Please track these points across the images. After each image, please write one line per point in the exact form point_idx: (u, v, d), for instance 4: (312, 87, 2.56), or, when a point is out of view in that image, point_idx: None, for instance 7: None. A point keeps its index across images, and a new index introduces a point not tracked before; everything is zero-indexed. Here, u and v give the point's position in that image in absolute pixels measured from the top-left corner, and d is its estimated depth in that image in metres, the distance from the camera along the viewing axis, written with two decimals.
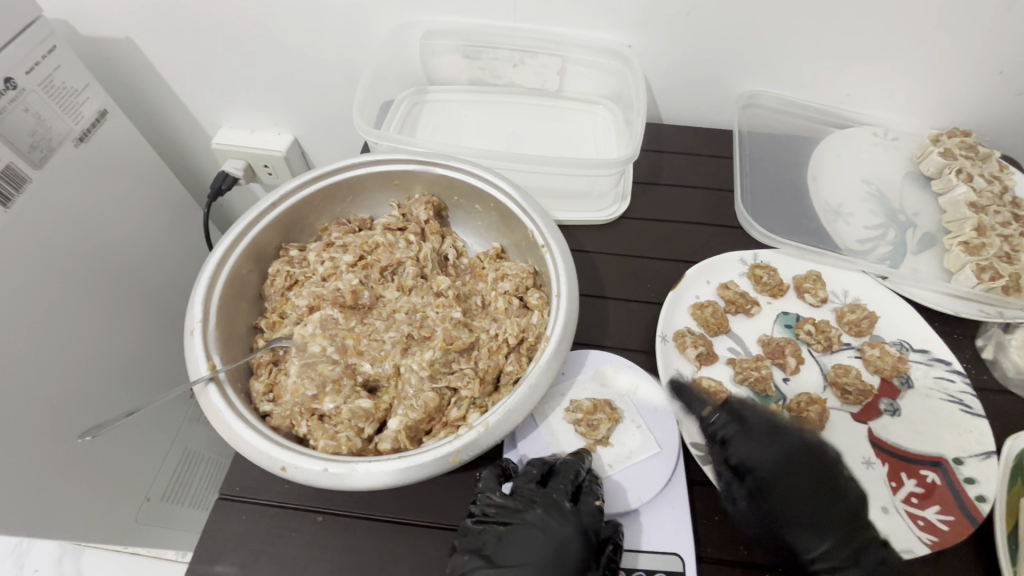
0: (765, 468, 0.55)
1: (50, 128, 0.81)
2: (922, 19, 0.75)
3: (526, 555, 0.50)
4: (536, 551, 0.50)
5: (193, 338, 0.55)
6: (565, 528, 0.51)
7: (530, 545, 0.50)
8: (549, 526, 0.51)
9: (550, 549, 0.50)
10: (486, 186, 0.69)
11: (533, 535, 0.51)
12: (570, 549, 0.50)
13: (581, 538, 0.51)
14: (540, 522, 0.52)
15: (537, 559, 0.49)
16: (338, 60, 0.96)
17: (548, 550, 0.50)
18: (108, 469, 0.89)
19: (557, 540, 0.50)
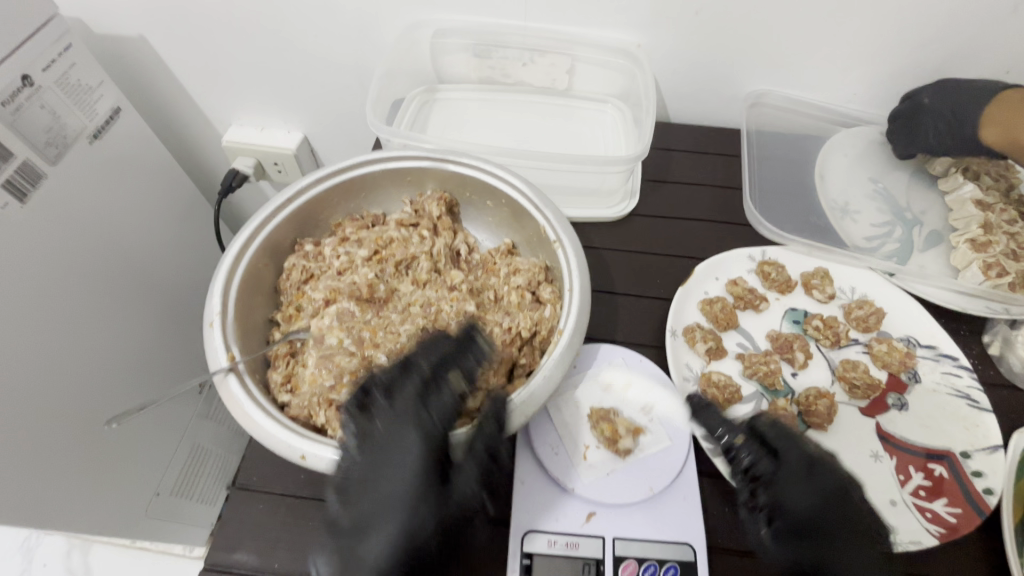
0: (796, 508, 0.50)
1: (65, 125, 0.82)
2: (928, 20, 0.76)
3: (378, 468, 0.48)
4: (386, 462, 0.48)
5: (212, 329, 0.56)
6: (409, 432, 0.49)
7: (379, 461, 0.48)
8: (393, 433, 0.49)
9: (398, 455, 0.48)
10: (498, 182, 0.70)
11: (380, 460, 0.48)
12: (416, 447, 0.49)
13: (427, 435, 0.49)
14: (389, 442, 0.49)
15: (389, 469, 0.48)
16: (349, 61, 0.97)
17: (398, 456, 0.48)
18: (120, 462, 0.90)
19: (406, 456, 0.48)
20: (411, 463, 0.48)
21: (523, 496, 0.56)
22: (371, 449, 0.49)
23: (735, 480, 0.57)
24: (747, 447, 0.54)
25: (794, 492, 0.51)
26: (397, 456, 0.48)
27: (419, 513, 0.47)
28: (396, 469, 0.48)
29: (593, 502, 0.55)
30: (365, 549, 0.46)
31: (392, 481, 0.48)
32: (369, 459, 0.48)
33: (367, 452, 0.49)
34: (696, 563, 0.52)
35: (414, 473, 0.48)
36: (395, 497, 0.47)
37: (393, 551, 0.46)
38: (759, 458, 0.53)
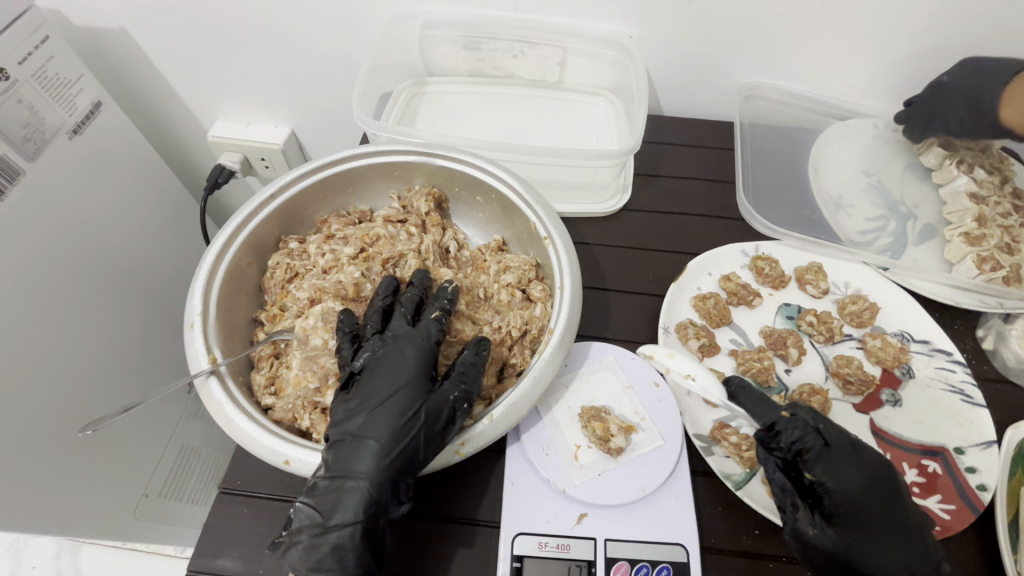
0: (844, 494, 0.51)
1: (43, 120, 0.80)
2: (924, 10, 0.75)
3: (380, 374, 0.52)
4: (382, 369, 0.52)
5: (193, 331, 0.55)
6: (404, 347, 0.54)
7: (375, 371, 0.53)
8: (387, 349, 0.54)
9: (394, 364, 0.53)
10: (488, 178, 0.69)
11: (377, 377, 0.52)
12: (409, 358, 0.53)
13: (420, 350, 0.54)
14: (386, 361, 0.53)
15: (383, 374, 0.52)
16: (336, 54, 0.95)
17: (392, 364, 0.53)
18: (108, 464, 0.89)
19: (397, 373, 0.52)
20: (403, 381, 0.52)
21: (514, 498, 0.55)
22: (371, 367, 0.53)
23: (733, 477, 0.57)
24: (792, 428, 0.54)
25: (842, 474, 0.52)
26: (392, 372, 0.52)
27: (405, 425, 0.49)
28: (392, 372, 0.52)
29: (584, 503, 0.55)
30: (358, 450, 0.49)
31: (388, 381, 0.52)
32: (369, 375, 0.52)
33: (369, 369, 0.53)
34: (689, 565, 0.52)
35: (405, 389, 0.51)
36: (385, 406, 0.50)
37: (382, 452, 0.48)
38: (806, 434, 0.53)
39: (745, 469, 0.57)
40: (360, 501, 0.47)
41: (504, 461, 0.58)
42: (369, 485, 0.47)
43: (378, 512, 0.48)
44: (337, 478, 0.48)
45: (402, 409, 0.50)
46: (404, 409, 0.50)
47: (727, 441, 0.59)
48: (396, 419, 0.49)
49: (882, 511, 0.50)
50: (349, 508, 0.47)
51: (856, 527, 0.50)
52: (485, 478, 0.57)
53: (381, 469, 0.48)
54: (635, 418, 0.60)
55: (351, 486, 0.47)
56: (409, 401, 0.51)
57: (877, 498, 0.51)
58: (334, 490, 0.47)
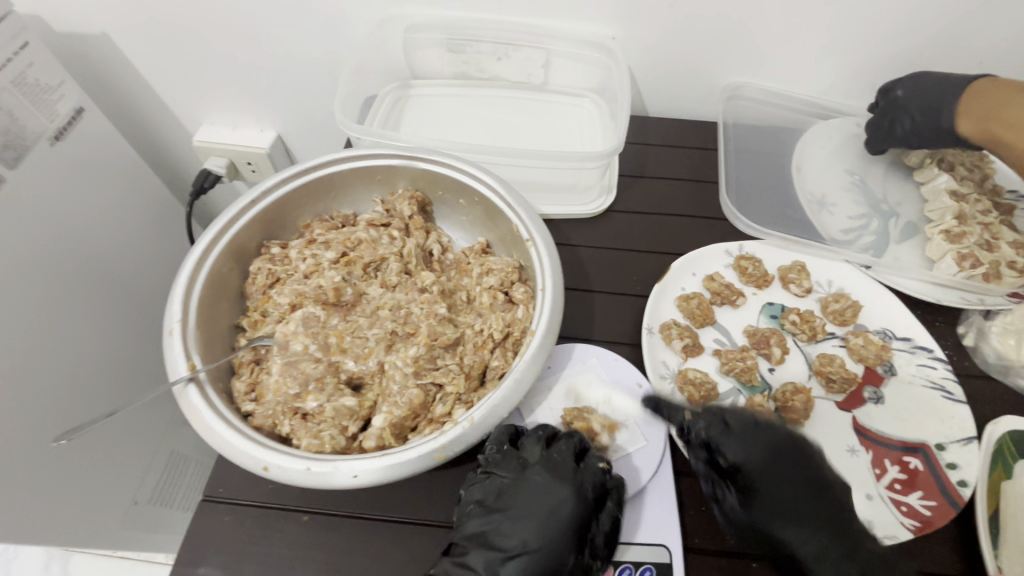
0: (753, 468, 0.53)
1: (24, 126, 0.79)
2: (903, 10, 0.75)
3: (519, 521, 0.49)
4: (528, 514, 0.50)
5: (172, 338, 0.54)
6: (560, 489, 0.50)
7: (517, 510, 0.50)
8: (550, 485, 0.51)
9: (546, 506, 0.50)
10: (470, 181, 0.69)
11: (540, 509, 0.50)
12: (564, 509, 0.50)
13: (576, 500, 0.50)
14: (524, 508, 0.50)
15: (546, 521, 0.49)
16: (321, 58, 0.95)
17: (536, 510, 0.50)
18: (95, 473, 0.88)
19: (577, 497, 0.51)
20: (548, 539, 0.48)
21: None
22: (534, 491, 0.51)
23: None
24: (697, 425, 0.56)
25: (749, 446, 0.54)
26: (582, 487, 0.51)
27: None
28: (537, 522, 0.49)
29: None
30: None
31: (529, 528, 0.49)
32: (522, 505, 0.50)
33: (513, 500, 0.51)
34: (672, 565, 0.52)
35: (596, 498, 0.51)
36: (542, 561, 0.47)
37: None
38: (709, 423, 0.55)
39: None
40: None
41: None
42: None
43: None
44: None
45: (551, 570, 0.47)
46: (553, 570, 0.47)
47: None
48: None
49: (799, 479, 0.52)
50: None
51: (775, 496, 0.52)
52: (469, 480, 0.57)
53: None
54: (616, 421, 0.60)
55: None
56: (555, 555, 0.48)
57: (786, 462, 0.53)
58: None
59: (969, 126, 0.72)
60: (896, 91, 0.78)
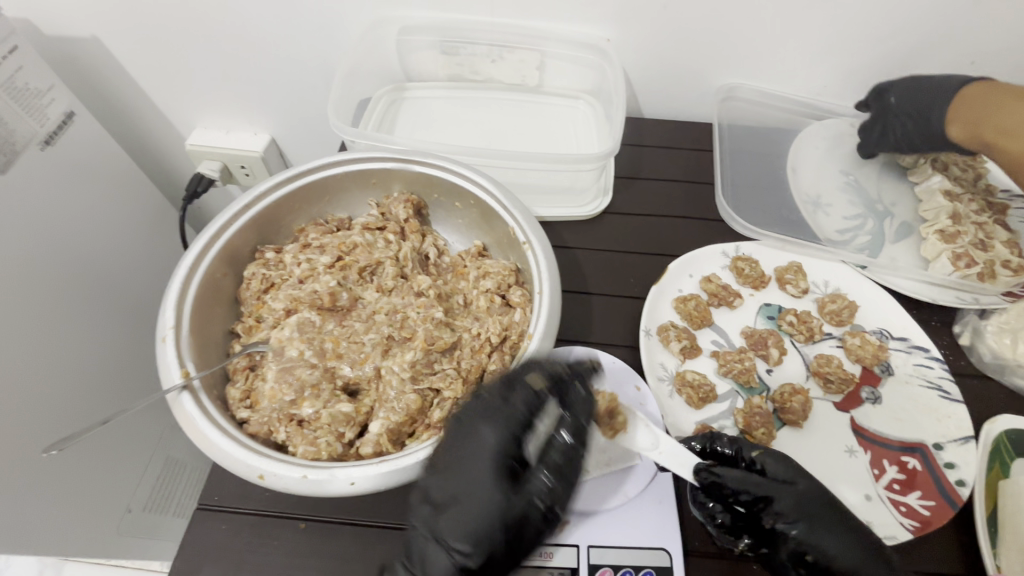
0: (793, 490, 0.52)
1: (14, 131, 0.78)
2: (895, 12, 0.76)
3: (455, 453, 0.50)
4: (462, 447, 0.50)
5: (165, 345, 0.54)
6: (485, 421, 0.50)
7: (455, 443, 0.50)
8: (478, 417, 0.51)
9: (475, 438, 0.50)
10: (465, 183, 0.69)
11: (462, 459, 0.49)
12: (489, 441, 0.49)
13: (500, 431, 0.50)
14: (461, 443, 0.50)
15: (478, 456, 0.49)
16: (315, 60, 0.95)
17: (471, 442, 0.50)
18: (89, 482, 0.87)
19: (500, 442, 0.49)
20: (481, 469, 0.48)
21: None
22: (461, 441, 0.50)
23: None
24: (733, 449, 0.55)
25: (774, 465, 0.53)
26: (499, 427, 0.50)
27: (480, 515, 0.47)
28: (470, 454, 0.49)
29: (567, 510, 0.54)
30: (449, 523, 0.48)
31: (465, 462, 0.49)
32: (451, 456, 0.49)
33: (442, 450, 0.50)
34: (672, 568, 0.52)
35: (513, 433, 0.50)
36: (466, 493, 0.48)
37: (480, 525, 0.47)
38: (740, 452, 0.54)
39: None
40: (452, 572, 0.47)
41: None
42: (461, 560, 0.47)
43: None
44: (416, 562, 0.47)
45: (474, 501, 0.48)
46: (477, 501, 0.48)
47: None
48: (466, 511, 0.48)
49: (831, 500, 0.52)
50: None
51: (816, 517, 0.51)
52: None
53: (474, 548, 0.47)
54: None
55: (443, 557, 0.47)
56: (484, 487, 0.48)
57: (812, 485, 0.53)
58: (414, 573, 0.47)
59: (957, 131, 0.74)
60: (888, 95, 0.79)
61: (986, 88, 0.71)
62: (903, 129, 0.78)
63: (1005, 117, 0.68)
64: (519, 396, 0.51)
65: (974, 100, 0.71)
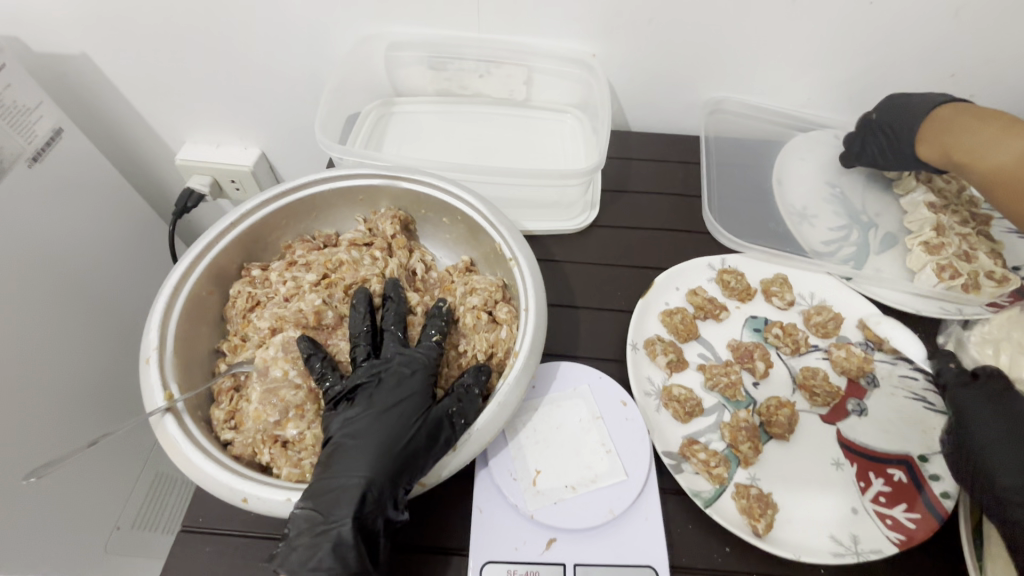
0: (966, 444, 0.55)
1: (1, 148, 0.78)
2: (874, 26, 0.77)
3: (383, 387, 0.55)
4: (386, 382, 0.56)
5: (148, 366, 0.53)
6: (407, 361, 0.57)
7: (381, 380, 0.56)
8: (403, 357, 0.58)
9: (400, 371, 0.56)
10: (451, 199, 0.69)
11: (377, 395, 0.55)
12: (410, 375, 0.56)
13: (423, 369, 0.57)
14: (386, 379, 0.56)
15: (401, 387, 0.55)
16: (303, 74, 0.95)
17: (393, 377, 0.56)
18: (75, 500, 0.86)
19: (408, 381, 0.56)
20: (408, 395, 0.54)
21: (482, 525, 0.54)
22: (376, 387, 0.55)
23: (702, 494, 0.57)
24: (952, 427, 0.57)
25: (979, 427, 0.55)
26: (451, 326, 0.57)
27: (404, 431, 0.52)
28: (395, 386, 0.55)
29: (553, 528, 0.54)
30: (355, 455, 0.50)
31: (392, 392, 0.55)
32: (368, 399, 0.55)
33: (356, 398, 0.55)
34: None
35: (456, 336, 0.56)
36: (390, 416, 0.53)
37: (401, 434, 0.51)
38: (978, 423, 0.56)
39: (713, 486, 0.58)
40: (355, 500, 0.47)
41: (472, 486, 0.57)
42: (365, 487, 0.48)
43: (371, 515, 0.48)
44: (321, 500, 0.47)
45: (400, 418, 0.52)
46: (403, 418, 0.53)
47: (697, 457, 0.59)
48: (392, 429, 0.52)
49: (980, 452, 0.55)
50: (346, 508, 0.47)
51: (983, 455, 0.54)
52: (454, 505, 0.56)
53: (380, 471, 0.49)
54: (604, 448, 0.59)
55: (349, 485, 0.48)
56: (409, 407, 0.53)
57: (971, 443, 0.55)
58: (330, 492, 0.48)
59: (927, 152, 0.74)
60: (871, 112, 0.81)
61: (960, 107, 0.71)
62: (879, 145, 0.79)
63: (967, 136, 0.68)
64: (429, 335, 0.61)
65: (941, 121, 0.71)
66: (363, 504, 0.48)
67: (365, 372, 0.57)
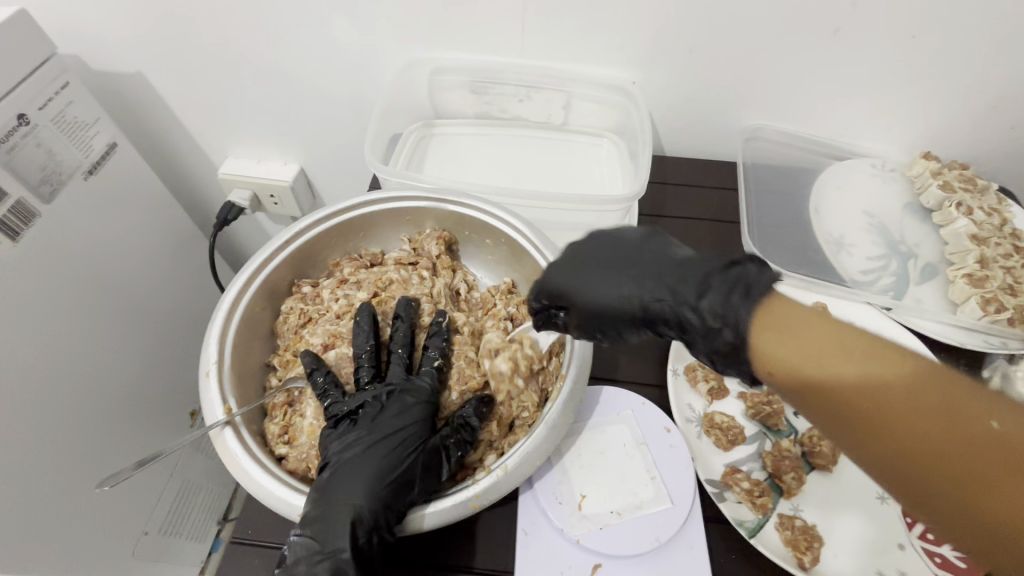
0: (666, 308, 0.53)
1: (60, 162, 0.82)
2: (912, 58, 0.78)
3: (386, 413, 0.56)
4: (387, 408, 0.56)
5: (208, 380, 0.55)
6: (410, 388, 0.58)
7: (383, 405, 0.57)
8: (408, 384, 0.59)
9: (399, 398, 0.57)
10: (497, 223, 0.71)
11: (377, 423, 0.55)
12: (410, 400, 0.57)
13: (423, 392, 0.58)
14: (390, 402, 0.57)
15: (401, 414, 0.56)
16: (346, 95, 0.98)
17: (395, 404, 0.57)
18: (113, 505, 0.88)
19: (410, 410, 0.56)
20: (407, 423, 0.55)
21: (528, 548, 0.55)
22: (378, 412, 0.56)
23: (746, 524, 0.56)
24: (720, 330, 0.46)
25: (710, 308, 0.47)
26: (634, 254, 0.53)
27: (398, 461, 0.53)
28: (395, 412, 0.56)
29: (598, 553, 0.54)
30: (351, 482, 0.51)
31: (392, 418, 0.55)
32: (369, 423, 0.55)
33: (356, 417, 0.56)
34: None
35: (663, 262, 0.51)
36: (386, 445, 0.54)
37: (395, 465, 0.52)
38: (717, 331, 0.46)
39: (758, 516, 0.57)
40: (346, 528, 0.48)
41: (517, 509, 0.58)
42: (357, 514, 0.49)
43: (363, 541, 0.49)
44: (317, 526, 0.48)
45: (396, 448, 0.54)
46: (399, 448, 0.54)
47: (740, 486, 0.59)
48: (388, 459, 0.53)
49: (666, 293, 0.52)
50: (338, 535, 0.48)
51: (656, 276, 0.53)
52: (497, 527, 0.56)
53: (373, 498, 0.50)
54: (648, 476, 0.59)
55: (342, 511, 0.49)
56: (405, 436, 0.54)
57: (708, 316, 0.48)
58: (325, 518, 0.49)
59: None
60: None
61: None
62: None
63: None
64: (431, 359, 0.61)
65: None
66: (355, 533, 0.48)
67: (368, 393, 0.58)
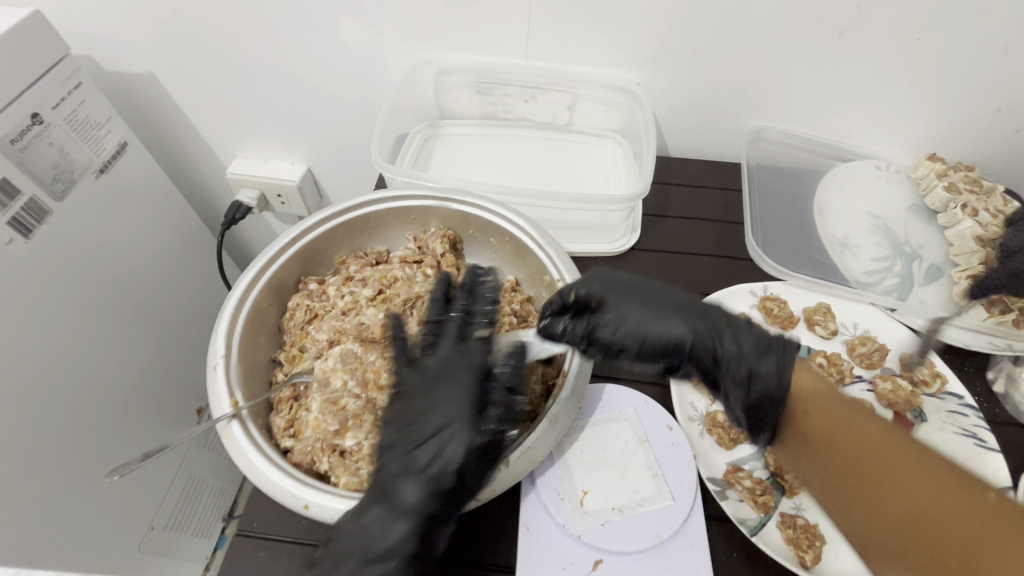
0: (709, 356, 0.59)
1: (73, 160, 0.83)
2: (917, 60, 0.78)
3: (433, 399, 0.53)
4: (434, 395, 0.54)
5: (215, 373, 0.56)
6: (462, 368, 0.55)
7: (429, 391, 0.54)
8: (454, 361, 0.55)
9: (445, 381, 0.54)
10: (501, 221, 0.71)
11: (425, 412, 0.53)
12: (461, 380, 0.54)
13: (473, 371, 0.54)
14: (438, 387, 0.54)
15: (457, 401, 0.53)
16: (353, 95, 0.99)
17: (442, 389, 0.54)
18: (120, 499, 0.89)
19: (459, 387, 0.54)
20: (457, 411, 0.52)
21: (529, 542, 0.55)
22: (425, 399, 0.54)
23: (747, 522, 0.56)
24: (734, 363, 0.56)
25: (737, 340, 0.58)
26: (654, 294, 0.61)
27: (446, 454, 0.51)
28: (445, 399, 0.53)
29: (599, 549, 0.55)
30: (407, 482, 0.50)
31: (444, 409, 0.53)
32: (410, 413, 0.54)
33: (407, 400, 0.55)
34: None
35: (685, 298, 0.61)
36: (439, 438, 0.51)
37: (455, 460, 0.51)
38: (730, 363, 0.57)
39: (759, 514, 0.57)
40: (402, 530, 0.49)
41: (519, 505, 0.58)
42: (411, 516, 0.49)
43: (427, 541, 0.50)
44: (363, 530, 0.49)
45: (453, 439, 0.51)
46: (456, 439, 0.51)
47: (741, 485, 0.59)
48: (446, 452, 0.51)
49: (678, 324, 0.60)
50: (394, 537, 0.48)
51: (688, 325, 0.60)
52: (499, 522, 0.57)
53: (429, 499, 0.50)
54: (649, 473, 0.59)
55: (400, 514, 0.49)
56: (459, 425, 0.52)
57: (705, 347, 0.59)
58: (382, 519, 0.49)
59: None
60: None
61: None
62: None
63: None
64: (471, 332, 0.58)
65: None
66: (418, 534, 0.49)
67: (401, 377, 0.57)
